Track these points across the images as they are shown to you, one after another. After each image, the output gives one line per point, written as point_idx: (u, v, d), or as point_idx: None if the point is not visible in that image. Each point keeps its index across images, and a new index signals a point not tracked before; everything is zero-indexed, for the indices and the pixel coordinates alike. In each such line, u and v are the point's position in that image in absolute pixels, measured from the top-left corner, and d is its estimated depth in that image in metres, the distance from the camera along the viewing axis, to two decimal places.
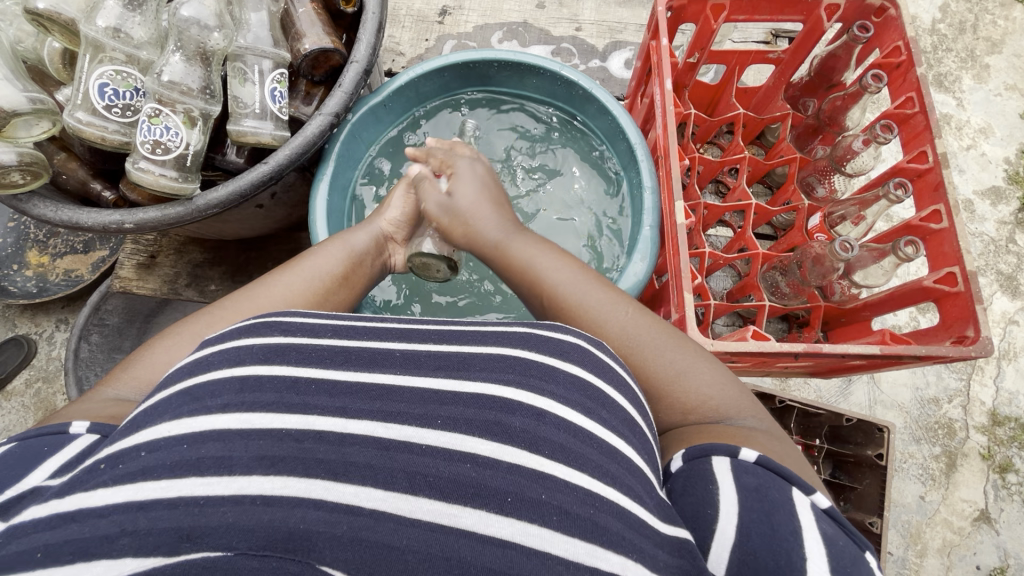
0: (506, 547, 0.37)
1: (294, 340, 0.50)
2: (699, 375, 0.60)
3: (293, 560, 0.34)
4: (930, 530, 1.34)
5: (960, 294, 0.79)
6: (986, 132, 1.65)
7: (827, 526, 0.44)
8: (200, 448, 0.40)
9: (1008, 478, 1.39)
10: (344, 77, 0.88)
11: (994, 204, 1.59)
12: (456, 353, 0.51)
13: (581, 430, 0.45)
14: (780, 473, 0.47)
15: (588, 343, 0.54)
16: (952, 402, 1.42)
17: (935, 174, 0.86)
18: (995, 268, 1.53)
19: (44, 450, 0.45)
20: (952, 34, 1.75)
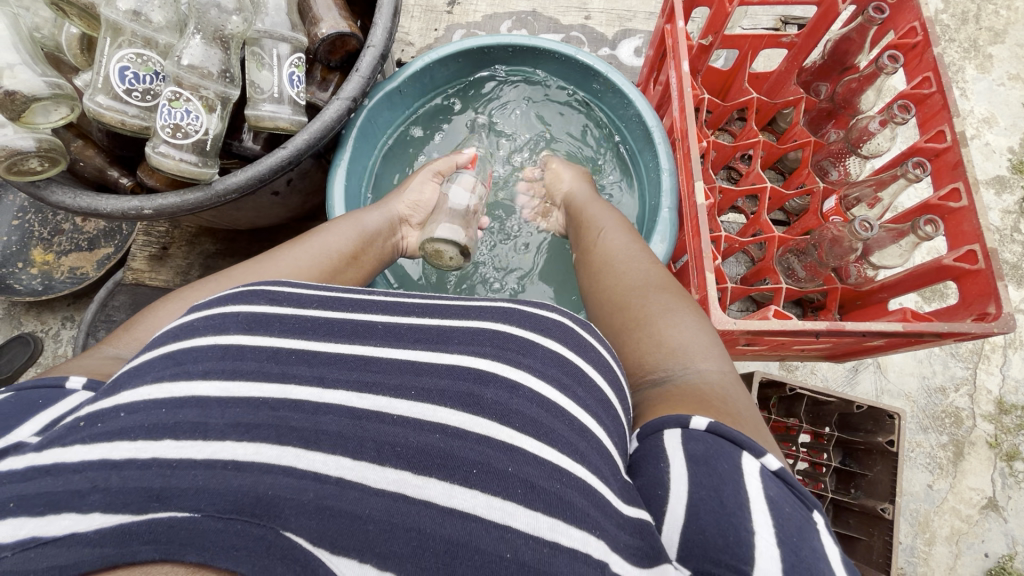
0: (468, 519, 0.37)
1: (279, 310, 0.50)
2: (683, 323, 0.64)
3: (256, 524, 0.33)
4: (938, 519, 1.34)
5: (981, 271, 0.79)
6: (990, 122, 1.65)
7: (771, 489, 0.44)
8: (178, 412, 0.40)
9: (1016, 466, 1.39)
10: (361, 62, 0.88)
11: (999, 193, 1.59)
12: (433, 327, 0.51)
13: (553, 404, 0.45)
14: (730, 438, 0.47)
15: (571, 322, 0.54)
16: (958, 390, 1.42)
17: (954, 153, 0.86)
18: (1000, 257, 1.53)
19: (38, 401, 0.45)
20: (955, 24, 1.75)
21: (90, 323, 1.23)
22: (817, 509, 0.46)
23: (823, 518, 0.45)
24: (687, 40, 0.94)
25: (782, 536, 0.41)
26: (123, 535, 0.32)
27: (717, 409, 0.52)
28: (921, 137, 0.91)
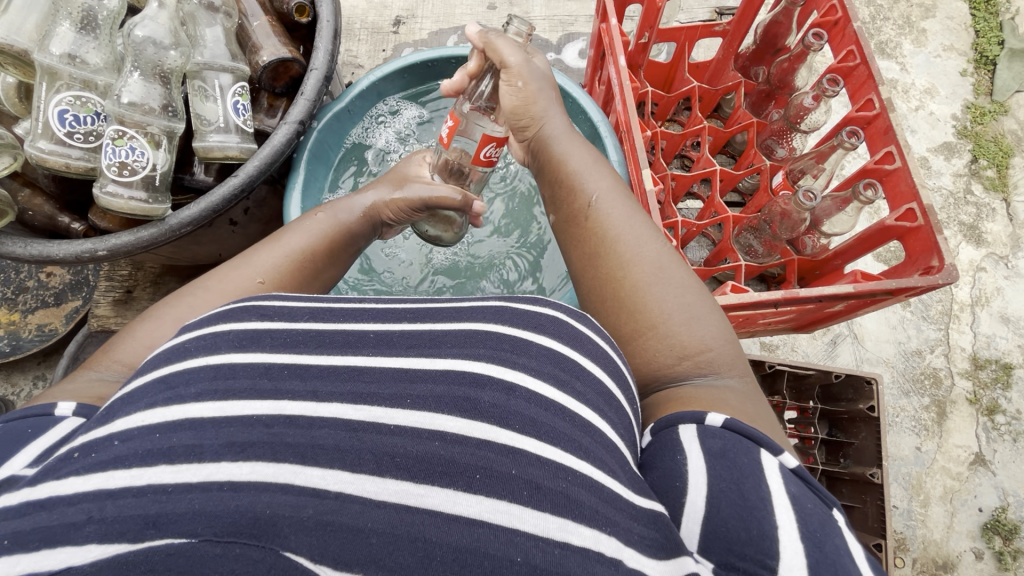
0: (475, 525, 0.37)
1: (270, 325, 0.51)
2: (711, 329, 0.64)
3: (256, 546, 0.33)
4: (930, 479, 1.37)
5: (921, 228, 0.82)
6: (932, 92, 1.72)
7: (794, 487, 0.46)
8: (173, 436, 0.39)
9: (997, 419, 1.42)
10: (304, 85, 0.89)
11: (948, 158, 1.65)
12: (427, 332, 0.52)
13: (552, 402, 0.45)
14: (748, 436, 0.49)
15: (566, 315, 0.55)
16: (934, 351, 1.47)
17: (884, 119, 0.90)
18: (957, 220, 1.59)
19: (28, 431, 0.46)
20: (888, 3, 1.83)
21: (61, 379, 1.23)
22: (836, 508, 0.48)
23: (841, 518, 0.47)
24: (623, 36, 0.96)
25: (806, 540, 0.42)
26: (120, 565, 0.31)
27: (727, 411, 0.53)
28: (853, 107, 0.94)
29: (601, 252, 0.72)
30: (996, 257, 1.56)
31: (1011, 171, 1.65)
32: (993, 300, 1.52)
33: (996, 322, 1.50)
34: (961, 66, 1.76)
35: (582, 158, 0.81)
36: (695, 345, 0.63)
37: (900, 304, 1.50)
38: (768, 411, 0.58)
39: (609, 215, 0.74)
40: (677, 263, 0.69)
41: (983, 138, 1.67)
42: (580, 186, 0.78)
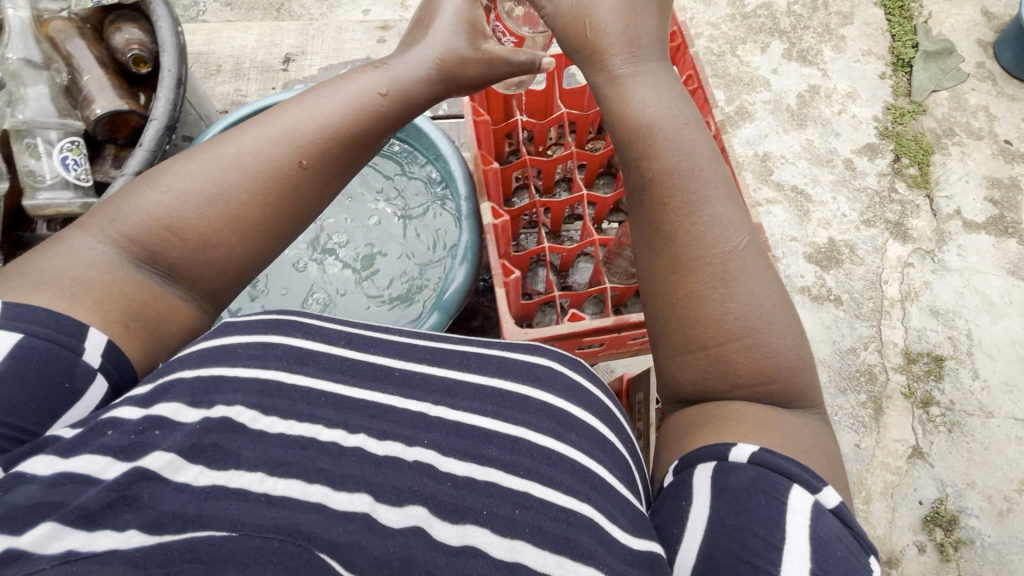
0: (473, 556, 0.49)
1: (312, 348, 0.65)
2: (787, 344, 0.65)
3: (293, 543, 0.44)
4: (870, 476, 1.39)
5: None
6: (853, 96, 1.78)
7: (829, 524, 0.52)
8: (215, 437, 0.51)
9: (932, 411, 1.44)
10: (144, 136, 1.00)
11: (872, 159, 1.70)
12: (438, 377, 0.67)
13: (551, 453, 0.58)
14: (778, 471, 0.54)
15: (559, 367, 0.70)
16: (867, 348, 1.50)
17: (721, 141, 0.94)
18: (883, 218, 1.63)
19: (64, 384, 0.54)
20: (807, 12, 1.90)
21: None
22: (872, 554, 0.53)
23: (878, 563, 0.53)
24: None
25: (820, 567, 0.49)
26: (164, 552, 0.41)
27: (758, 440, 0.58)
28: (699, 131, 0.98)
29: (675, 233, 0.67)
30: (922, 252, 1.60)
31: (932, 168, 1.70)
32: (922, 295, 1.55)
33: (925, 315, 1.53)
34: (880, 70, 1.82)
35: (669, 101, 0.70)
36: (764, 365, 0.64)
37: (833, 304, 1.53)
38: (818, 434, 0.62)
39: (696, 193, 0.67)
40: (763, 269, 0.67)
41: (904, 137, 1.73)
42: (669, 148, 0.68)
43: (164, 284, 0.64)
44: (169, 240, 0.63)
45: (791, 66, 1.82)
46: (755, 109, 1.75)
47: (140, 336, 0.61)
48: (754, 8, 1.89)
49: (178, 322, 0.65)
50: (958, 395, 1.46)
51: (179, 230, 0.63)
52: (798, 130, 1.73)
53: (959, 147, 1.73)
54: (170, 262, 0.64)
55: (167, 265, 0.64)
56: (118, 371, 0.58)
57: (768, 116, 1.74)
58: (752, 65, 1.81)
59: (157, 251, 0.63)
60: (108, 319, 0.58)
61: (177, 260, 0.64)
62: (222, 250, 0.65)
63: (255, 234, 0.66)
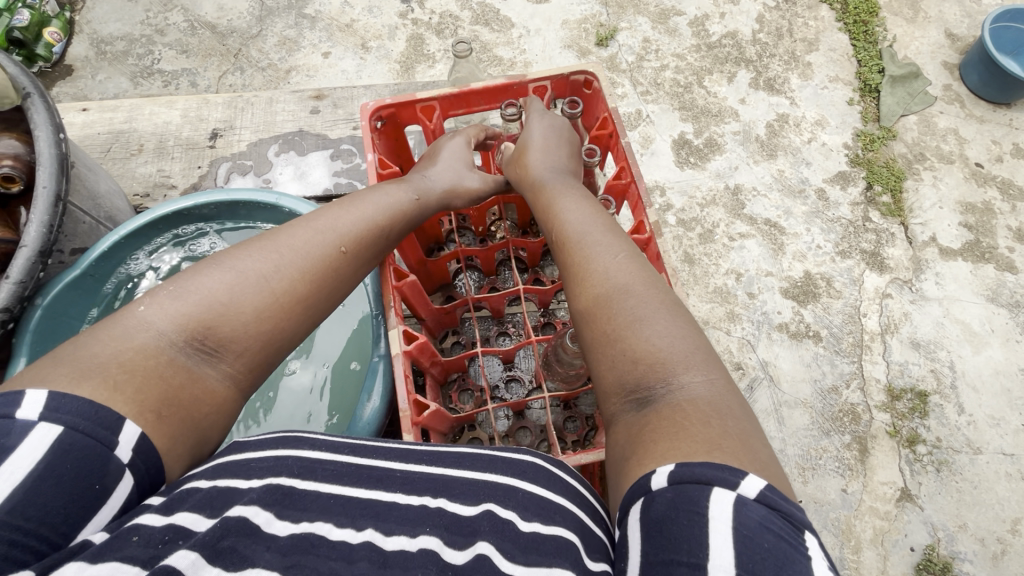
0: None
1: (316, 457, 0.57)
2: (683, 337, 0.61)
3: None
4: (859, 523, 1.33)
5: None
6: (822, 123, 1.76)
7: (757, 521, 0.44)
8: (239, 540, 0.45)
9: (918, 450, 1.40)
10: (11, 268, 0.89)
11: (844, 187, 1.67)
12: (437, 475, 0.58)
13: (540, 542, 0.49)
14: (691, 481, 0.46)
15: (546, 463, 0.60)
16: (850, 386, 1.45)
17: (655, 242, 0.86)
18: (859, 248, 1.60)
19: (93, 487, 0.47)
20: (773, 40, 1.88)
21: None
22: (809, 529, 0.46)
23: (816, 538, 0.45)
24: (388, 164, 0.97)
25: (755, 571, 0.42)
26: None
27: (655, 442, 0.52)
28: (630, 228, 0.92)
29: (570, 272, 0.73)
30: (901, 282, 1.57)
31: (905, 194, 1.67)
32: (902, 327, 1.52)
33: (907, 348, 1.49)
34: (848, 96, 1.81)
35: (565, 187, 0.84)
36: (656, 352, 0.60)
37: (812, 341, 1.49)
38: (730, 422, 0.53)
39: (590, 234, 0.74)
40: (640, 271, 0.68)
41: (875, 164, 1.70)
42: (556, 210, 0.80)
43: (208, 364, 0.59)
44: (220, 318, 0.60)
45: (758, 95, 1.79)
46: (723, 140, 1.72)
47: (176, 421, 0.54)
48: (718, 37, 1.87)
49: (215, 405, 0.58)
50: (944, 432, 1.42)
51: (237, 308, 0.61)
52: (769, 160, 1.70)
53: (931, 172, 1.70)
54: (220, 339, 0.60)
55: (216, 344, 0.60)
56: (145, 468, 0.50)
57: (737, 147, 1.71)
58: (719, 96, 1.79)
59: (213, 330, 0.59)
60: (141, 407, 0.51)
61: (224, 338, 0.60)
62: (267, 327, 0.63)
63: (297, 318, 0.67)
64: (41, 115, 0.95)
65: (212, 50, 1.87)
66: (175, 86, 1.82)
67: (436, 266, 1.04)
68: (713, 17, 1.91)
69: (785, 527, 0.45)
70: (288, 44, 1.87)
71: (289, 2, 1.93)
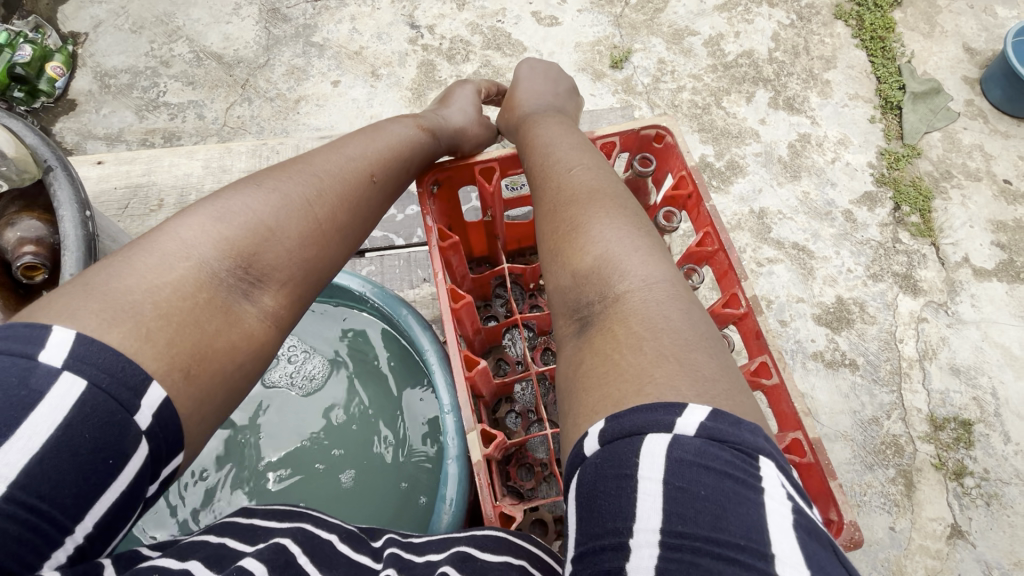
0: None
1: (311, 531, 0.52)
2: (644, 249, 0.56)
3: None
4: (910, 562, 1.27)
5: (811, 464, 0.71)
6: (845, 142, 1.73)
7: (683, 457, 0.39)
8: None
9: (966, 483, 1.34)
10: None
11: (872, 208, 1.63)
12: (416, 562, 0.55)
13: None
14: (625, 433, 0.41)
15: (507, 531, 0.59)
16: (891, 417, 1.40)
17: (753, 320, 0.78)
18: (891, 270, 1.55)
19: (108, 462, 0.40)
20: (789, 58, 1.85)
21: None
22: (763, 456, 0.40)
23: (770, 467, 0.40)
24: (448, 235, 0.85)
25: (686, 528, 0.38)
26: None
27: (596, 362, 0.48)
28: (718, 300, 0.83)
29: (539, 186, 0.69)
30: (935, 305, 1.52)
31: (934, 214, 1.63)
32: (940, 352, 1.47)
33: (946, 375, 1.44)
34: (869, 114, 1.77)
35: (549, 119, 0.81)
36: (594, 258, 0.56)
37: (849, 369, 1.44)
38: (675, 331, 0.48)
39: (564, 156, 0.71)
40: (616, 191, 0.64)
41: (902, 183, 1.66)
42: (536, 137, 0.77)
43: (250, 299, 0.53)
44: (259, 245, 0.56)
45: (778, 115, 1.76)
46: (746, 162, 1.68)
47: (210, 376, 0.47)
48: (735, 57, 1.84)
49: (253, 340, 0.53)
50: (991, 463, 1.36)
51: (269, 239, 0.57)
52: (793, 182, 1.66)
53: (958, 190, 1.67)
54: (260, 270, 0.55)
55: (258, 274, 0.55)
56: (164, 434, 0.43)
57: (760, 168, 1.67)
58: (739, 116, 1.75)
59: (249, 264, 0.54)
60: (172, 363, 0.45)
61: (265, 269, 0.56)
62: (294, 263, 0.58)
63: (334, 243, 0.63)
64: (64, 192, 0.80)
65: (219, 81, 1.84)
66: (182, 119, 1.79)
67: (490, 330, 0.93)
68: (728, 36, 1.88)
69: (733, 457, 0.40)
70: (297, 73, 1.84)
71: (297, 31, 1.90)
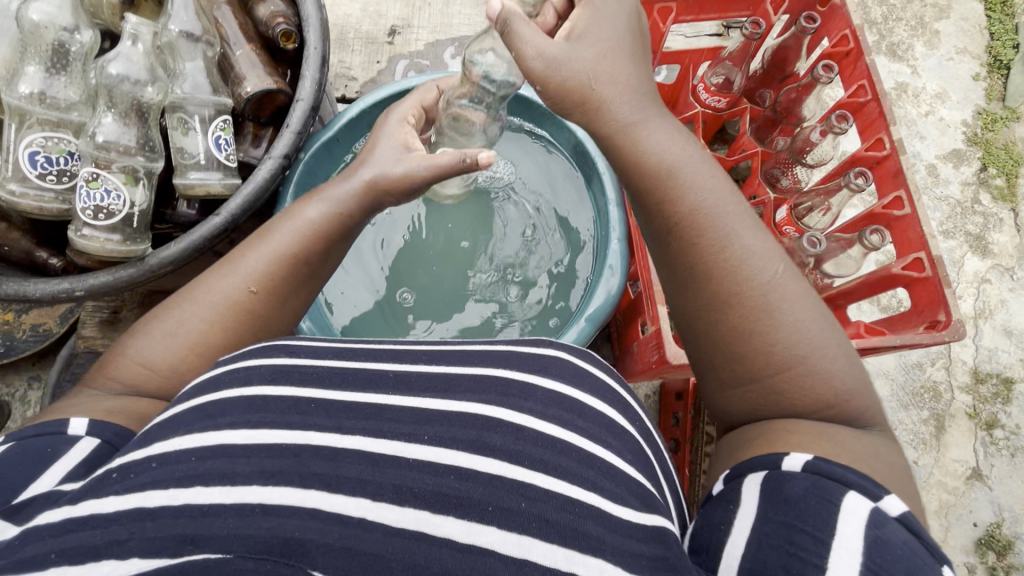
0: (488, 554, 0.45)
1: (296, 362, 0.60)
2: (805, 315, 0.66)
3: (287, 564, 0.41)
4: (927, 494, 1.36)
5: (929, 279, 0.87)
6: (943, 97, 1.68)
7: (888, 531, 0.50)
8: (209, 461, 0.48)
9: (995, 434, 1.41)
10: (291, 118, 0.89)
11: (957, 166, 1.62)
12: (442, 374, 0.61)
13: (557, 443, 0.54)
14: (826, 475, 0.54)
15: (569, 355, 0.65)
16: (935, 364, 1.45)
17: (894, 161, 0.95)
18: (963, 229, 1.56)
19: (47, 451, 0.55)
20: (901, 3, 1.77)
21: (55, 385, 1.31)
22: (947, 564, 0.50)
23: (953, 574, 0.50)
24: None
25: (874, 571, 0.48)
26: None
27: (805, 450, 0.58)
28: (863, 145, 0.98)
29: (716, 287, 0.68)
30: (1002, 269, 1.53)
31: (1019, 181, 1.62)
32: (997, 313, 1.50)
33: (998, 335, 1.48)
34: (974, 71, 1.71)
35: (687, 159, 0.72)
36: (820, 392, 0.64)
37: None
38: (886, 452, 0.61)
39: (740, 249, 0.68)
40: (799, 291, 0.68)
41: (993, 145, 1.64)
42: (688, 197, 0.71)
43: (158, 403, 0.66)
44: (161, 363, 0.66)
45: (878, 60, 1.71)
46: None
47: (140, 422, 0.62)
48: None
49: None
50: None
51: (155, 366, 0.66)
52: None
53: None
54: (150, 389, 0.66)
55: (149, 392, 0.66)
56: (109, 434, 0.58)
57: None
58: None
59: (136, 387, 0.65)
60: (115, 414, 0.61)
61: (155, 391, 0.66)
62: (194, 374, 0.67)
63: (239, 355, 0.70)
64: None
65: None
66: None
67: None
68: None
69: (922, 552, 0.50)
70: None
71: None
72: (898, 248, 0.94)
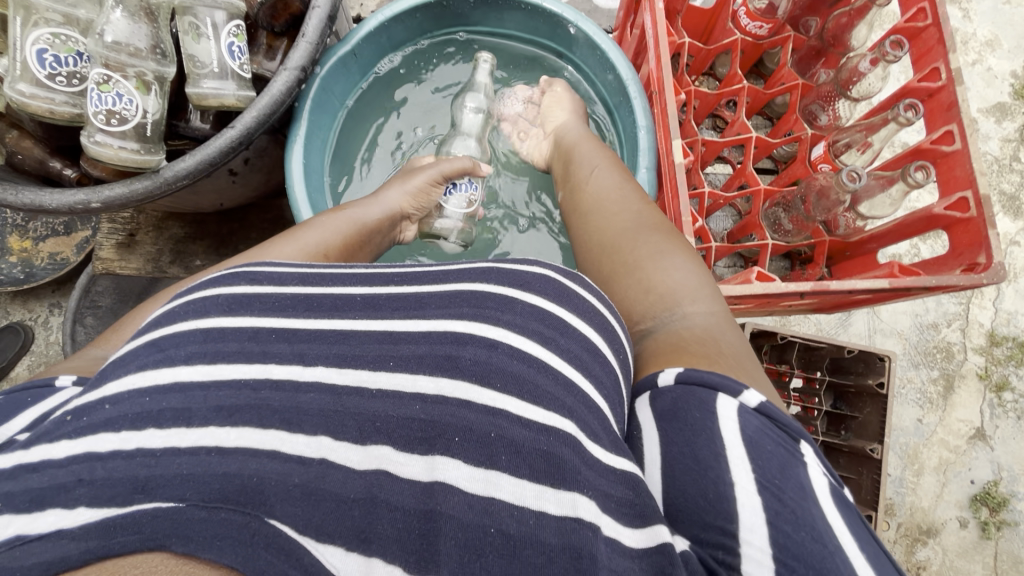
0: (453, 490, 0.37)
1: (259, 289, 0.50)
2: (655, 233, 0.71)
3: (242, 512, 0.32)
4: (927, 450, 1.38)
5: (971, 219, 0.84)
6: (994, 45, 1.57)
7: (755, 428, 0.44)
8: (165, 398, 0.39)
9: (1004, 396, 1.41)
10: (306, 26, 0.86)
11: (1000, 120, 1.53)
12: (412, 294, 0.52)
13: (534, 359, 0.45)
14: (704, 383, 0.48)
15: (554, 273, 0.54)
16: (951, 325, 1.43)
17: (949, 92, 0.90)
18: (998, 188, 1.50)
19: (27, 400, 0.45)
20: None
21: (76, 309, 1.34)
22: (809, 449, 0.46)
23: (816, 459, 0.45)
24: None
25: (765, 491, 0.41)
26: (107, 527, 0.30)
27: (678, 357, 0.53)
28: (916, 76, 0.93)
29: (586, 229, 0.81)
30: None
31: None
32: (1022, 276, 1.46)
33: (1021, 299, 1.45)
34: None
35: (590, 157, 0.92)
36: (661, 289, 0.64)
37: None
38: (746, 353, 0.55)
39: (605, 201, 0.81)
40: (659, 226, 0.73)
41: None
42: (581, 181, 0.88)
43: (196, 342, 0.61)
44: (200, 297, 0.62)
45: None
46: None
47: None
48: None
49: None
50: None
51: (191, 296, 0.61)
52: None
53: None
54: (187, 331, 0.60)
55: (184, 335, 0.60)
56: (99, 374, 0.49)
57: None
58: None
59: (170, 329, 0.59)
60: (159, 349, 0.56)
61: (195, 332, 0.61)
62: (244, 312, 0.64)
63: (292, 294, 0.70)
64: None
65: None
66: None
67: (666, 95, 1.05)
68: None
69: (789, 449, 0.44)
70: None
71: None
72: (943, 188, 0.90)
